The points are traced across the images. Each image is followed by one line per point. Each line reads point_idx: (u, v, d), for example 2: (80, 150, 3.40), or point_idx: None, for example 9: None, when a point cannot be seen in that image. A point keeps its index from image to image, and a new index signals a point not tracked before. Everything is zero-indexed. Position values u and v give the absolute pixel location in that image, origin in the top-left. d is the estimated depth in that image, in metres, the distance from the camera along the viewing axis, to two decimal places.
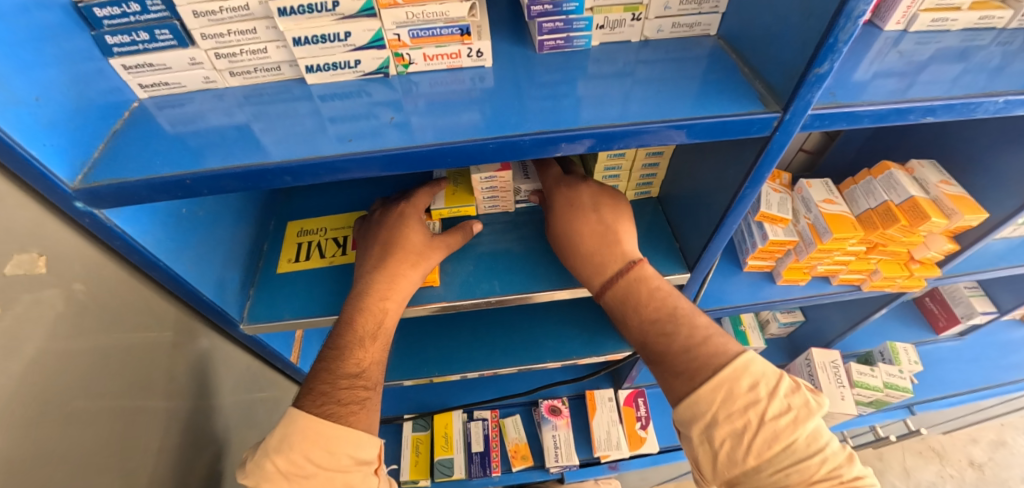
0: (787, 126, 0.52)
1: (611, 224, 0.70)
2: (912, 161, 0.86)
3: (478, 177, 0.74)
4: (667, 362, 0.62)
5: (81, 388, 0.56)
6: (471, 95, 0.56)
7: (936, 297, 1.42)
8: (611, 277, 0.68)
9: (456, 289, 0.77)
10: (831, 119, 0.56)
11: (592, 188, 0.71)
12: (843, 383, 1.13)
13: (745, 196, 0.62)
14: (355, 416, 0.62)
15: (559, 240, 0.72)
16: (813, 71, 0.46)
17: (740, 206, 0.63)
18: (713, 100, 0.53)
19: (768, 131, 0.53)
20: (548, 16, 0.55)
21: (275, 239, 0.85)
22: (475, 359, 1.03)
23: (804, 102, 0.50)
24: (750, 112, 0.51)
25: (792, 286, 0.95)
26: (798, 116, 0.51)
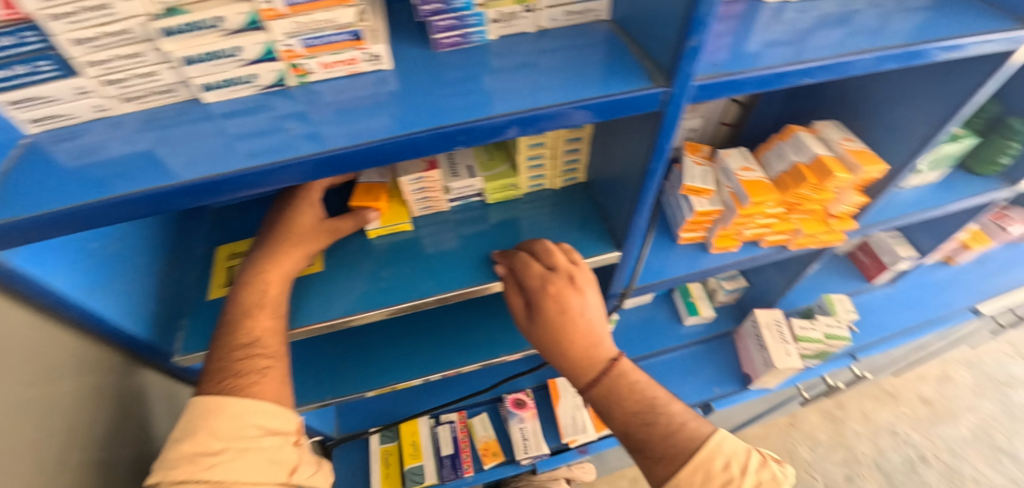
0: (676, 100, 0.55)
1: (591, 322, 0.75)
2: (818, 123, 0.91)
3: (406, 179, 0.76)
4: (648, 448, 0.71)
5: (8, 443, 0.53)
6: (377, 99, 0.57)
7: (866, 249, 1.50)
8: (595, 375, 0.75)
9: (394, 293, 0.76)
10: (716, 88, 0.59)
11: (578, 291, 0.74)
12: (787, 339, 1.21)
13: (653, 171, 0.64)
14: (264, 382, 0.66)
15: (545, 335, 0.75)
16: (686, 44, 0.49)
17: (651, 181, 0.66)
18: (610, 83, 0.55)
19: (658, 107, 0.55)
20: (441, 14, 0.55)
21: (204, 267, 0.83)
22: (431, 362, 1.03)
23: (684, 74, 0.52)
24: (639, 88, 0.54)
25: (726, 254, 0.99)
26: (684, 88, 0.54)
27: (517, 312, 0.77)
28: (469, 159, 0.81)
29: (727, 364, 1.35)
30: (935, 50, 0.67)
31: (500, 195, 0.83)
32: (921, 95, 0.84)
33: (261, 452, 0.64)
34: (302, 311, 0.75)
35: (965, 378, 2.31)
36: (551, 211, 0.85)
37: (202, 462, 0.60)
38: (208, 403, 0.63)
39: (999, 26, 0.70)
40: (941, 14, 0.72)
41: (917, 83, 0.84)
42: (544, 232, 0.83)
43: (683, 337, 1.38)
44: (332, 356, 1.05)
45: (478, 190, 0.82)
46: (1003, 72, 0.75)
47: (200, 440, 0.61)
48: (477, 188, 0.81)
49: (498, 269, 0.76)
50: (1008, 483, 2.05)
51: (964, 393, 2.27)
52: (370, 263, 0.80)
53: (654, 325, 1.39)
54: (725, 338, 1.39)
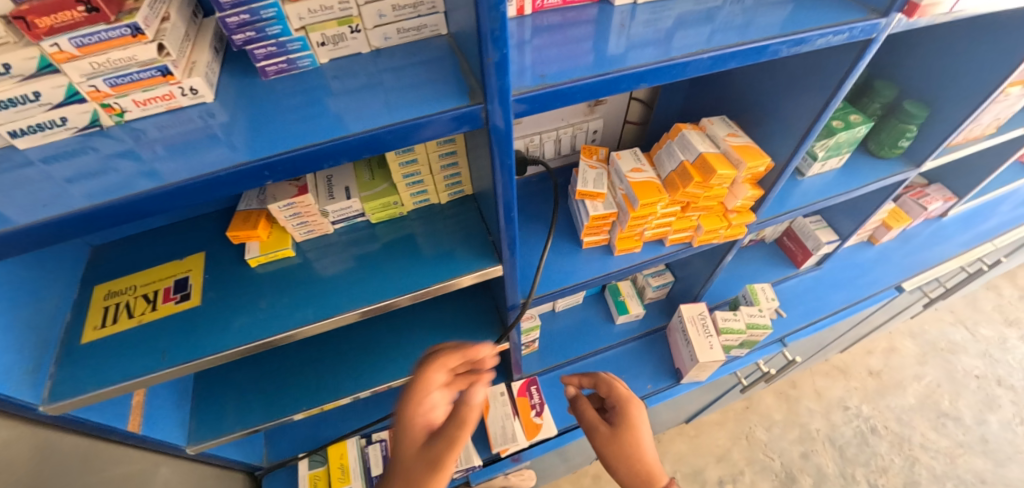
0: (497, 114, 0.54)
1: (647, 452, 0.78)
2: (706, 118, 0.91)
3: (277, 206, 0.74)
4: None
5: None
6: (208, 131, 0.55)
7: (791, 234, 1.56)
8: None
9: (271, 323, 0.73)
10: (541, 101, 0.58)
11: (614, 423, 0.82)
12: (710, 333, 1.23)
13: (505, 187, 0.64)
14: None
15: (616, 449, 0.79)
16: (486, 60, 0.48)
17: (507, 195, 0.65)
18: (431, 102, 0.54)
19: (483, 122, 0.55)
20: (256, 42, 0.53)
21: (79, 309, 0.79)
22: (343, 384, 1.01)
23: (493, 90, 0.52)
24: (455, 107, 0.53)
25: (631, 254, 0.99)
26: (496, 105, 0.53)
27: (596, 424, 0.83)
28: (348, 180, 0.80)
29: (660, 359, 1.36)
30: (779, 46, 0.66)
31: (384, 214, 0.82)
32: (801, 84, 0.84)
33: None
34: (173, 351, 0.72)
35: (909, 348, 2.39)
36: (438, 226, 0.84)
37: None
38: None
39: (853, 15, 0.70)
40: (803, 5, 0.72)
41: (793, 74, 0.85)
42: (426, 247, 0.82)
43: (616, 335, 1.38)
44: (244, 387, 1.03)
45: (360, 211, 0.81)
46: (863, 62, 0.75)
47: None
48: (357, 208, 0.79)
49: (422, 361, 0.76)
50: (953, 446, 2.13)
51: (910, 362, 2.34)
52: (249, 292, 0.77)
53: (587, 325, 1.39)
54: (657, 334, 1.40)
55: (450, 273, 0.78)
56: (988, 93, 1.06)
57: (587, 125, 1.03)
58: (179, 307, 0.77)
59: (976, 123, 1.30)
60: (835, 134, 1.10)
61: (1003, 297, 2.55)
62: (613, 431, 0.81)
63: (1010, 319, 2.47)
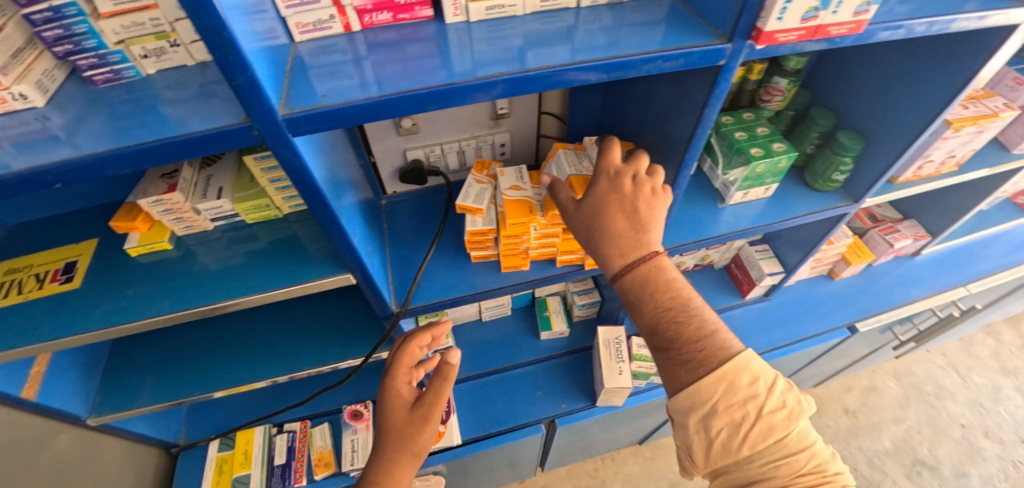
0: (269, 134, 0.57)
1: (649, 215, 0.76)
2: (587, 139, 0.98)
3: (147, 201, 0.78)
4: (640, 314, 0.76)
5: None
6: (47, 133, 0.59)
7: (739, 262, 1.53)
8: (631, 261, 0.75)
9: (130, 311, 0.78)
10: (314, 120, 0.59)
11: (642, 189, 0.77)
12: (621, 358, 1.21)
13: (313, 199, 0.65)
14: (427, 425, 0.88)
15: (609, 200, 0.77)
16: (231, 84, 0.51)
17: (323, 207, 0.67)
18: (211, 117, 0.58)
19: (257, 139, 0.58)
20: (77, 54, 0.60)
21: None
22: (236, 374, 1.05)
23: (252, 112, 0.54)
24: (225, 124, 0.56)
25: (519, 272, 0.99)
26: (263, 123, 0.55)
27: (564, 202, 0.80)
28: (224, 181, 0.84)
29: (580, 378, 1.35)
30: (598, 71, 0.65)
31: (258, 214, 0.87)
32: (677, 111, 0.82)
33: None
34: (44, 327, 0.78)
35: (891, 389, 2.28)
36: (311, 231, 0.88)
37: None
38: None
39: (695, 41, 0.66)
40: (674, 27, 0.70)
41: (668, 99, 0.84)
42: (294, 250, 0.85)
43: (539, 350, 1.38)
44: (150, 364, 1.08)
45: (234, 211, 0.85)
46: (718, 93, 0.72)
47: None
48: (229, 208, 0.84)
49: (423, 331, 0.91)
50: None
51: (889, 404, 2.23)
52: (122, 281, 0.82)
53: (513, 337, 1.40)
54: (583, 352, 1.39)
55: (305, 276, 0.81)
56: (923, 127, 1.01)
57: (492, 137, 1.06)
58: (60, 288, 0.83)
59: (927, 160, 1.23)
60: (752, 163, 1.06)
61: (1001, 345, 2.42)
62: (619, 189, 0.77)
63: (1005, 368, 2.34)
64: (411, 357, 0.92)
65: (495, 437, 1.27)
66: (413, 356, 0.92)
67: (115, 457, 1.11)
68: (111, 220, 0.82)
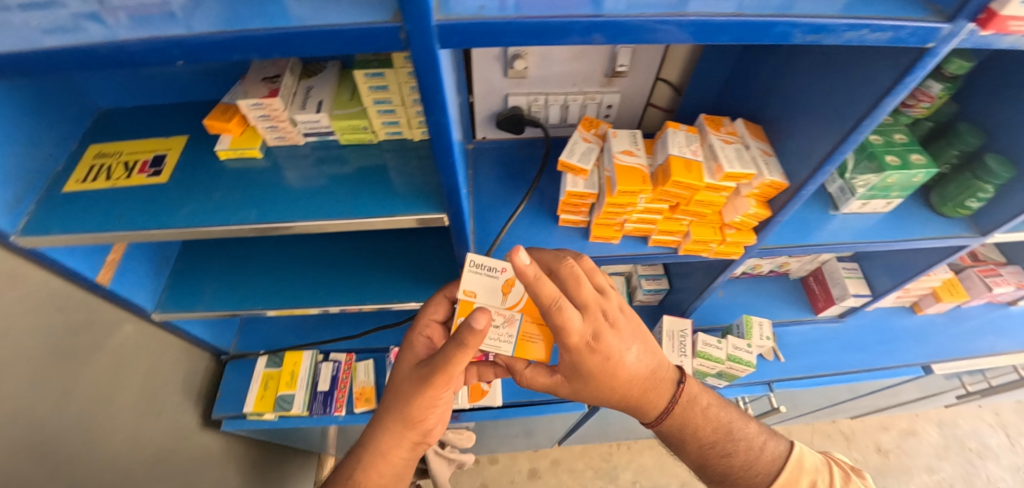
0: (416, 39, 0.49)
1: (627, 364, 0.74)
2: (463, 294, 0.76)
3: (245, 102, 0.74)
4: (683, 454, 0.88)
5: None
6: (164, 9, 0.52)
7: (819, 276, 1.40)
8: (657, 418, 0.83)
9: (215, 215, 0.76)
10: (468, 33, 0.51)
11: (618, 330, 0.71)
12: (685, 352, 1.14)
13: (437, 125, 0.58)
14: (434, 382, 0.74)
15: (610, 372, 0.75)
16: None
17: (445, 138, 0.60)
18: (342, 11, 0.51)
19: (400, 45, 0.51)
20: None
21: (72, 160, 0.85)
22: (298, 296, 1.03)
23: (409, 9, 0.47)
24: (371, 21, 0.49)
25: (608, 245, 0.93)
26: (416, 24, 0.48)
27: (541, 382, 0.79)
28: (324, 96, 0.78)
29: None
30: (789, 28, 0.55)
31: (353, 137, 0.81)
32: (841, 96, 0.71)
33: None
34: (129, 216, 0.76)
35: (931, 437, 2.15)
36: (405, 165, 0.82)
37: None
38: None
39: (904, 14, 0.56)
40: None
41: (829, 82, 0.73)
42: (386, 182, 0.80)
43: None
44: (215, 271, 1.08)
45: (330, 128, 0.80)
46: (909, 80, 0.62)
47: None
48: (326, 124, 0.78)
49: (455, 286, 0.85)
50: None
51: (926, 452, 2.11)
52: (208, 183, 0.79)
53: None
54: None
55: (394, 210, 0.76)
56: None
57: (600, 97, 0.97)
58: (148, 180, 0.81)
59: None
60: (886, 172, 0.94)
61: None
62: (593, 357, 0.71)
63: None
64: (437, 311, 0.86)
65: (535, 407, 1.23)
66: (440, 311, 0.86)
67: (169, 351, 1.14)
68: (208, 117, 0.79)
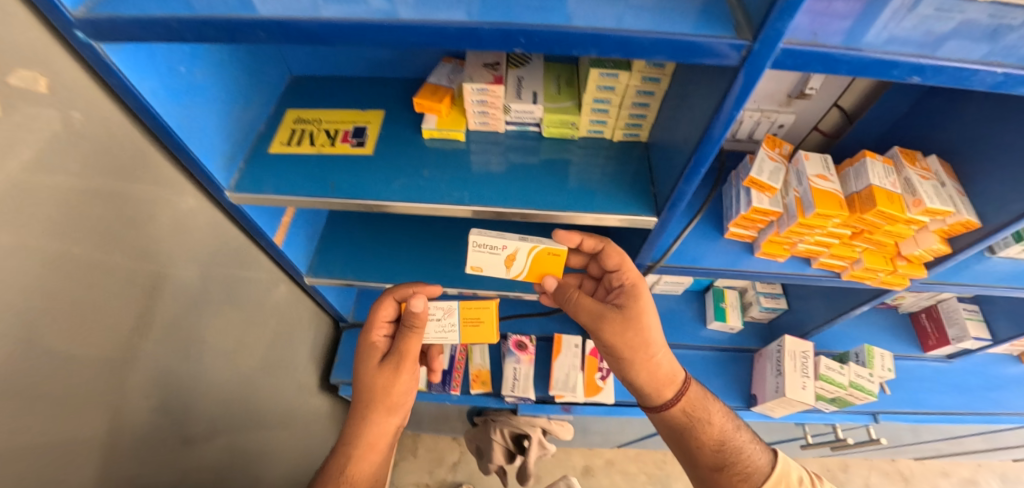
0: (760, 58, 0.50)
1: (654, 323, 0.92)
2: (470, 268, 0.84)
3: (471, 87, 0.76)
4: (686, 435, 0.98)
5: (39, 225, 0.59)
6: None
7: (933, 314, 1.33)
8: (671, 395, 0.97)
9: (426, 192, 0.78)
10: (804, 59, 0.52)
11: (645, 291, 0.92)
12: (807, 373, 1.13)
13: (713, 137, 0.59)
14: (399, 376, 0.84)
15: (633, 339, 0.93)
16: None
17: (709, 149, 0.61)
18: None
19: (736, 62, 0.51)
20: None
21: (271, 122, 0.88)
22: (447, 276, 1.05)
23: (775, 31, 0.47)
24: (722, 35, 0.49)
25: (771, 261, 0.95)
26: (769, 47, 0.49)
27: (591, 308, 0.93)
28: (537, 87, 0.81)
29: (738, 379, 1.29)
30: None
31: (556, 131, 0.83)
32: None
33: None
34: (340, 183, 0.79)
35: None
36: (601, 163, 0.83)
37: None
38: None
39: None
40: None
41: None
42: (586, 179, 0.82)
43: (701, 339, 1.33)
44: (362, 242, 1.11)
45: (537, 119, 0.82)
46: None
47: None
48: (537, 116, 0.81)
49: (406, 286, 0.87)
50: None
51: None
52: (414, 161, 0.82)
53: (677, 318, 1.36)
54: (745, 354, 1.32)
55: (598, 207, 0.77)
56: None
57: (777, 116, 0.99)
58: (351, 150, 0.84)
59: None
60: None
61: None
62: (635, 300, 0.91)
63: None
64: (387, 312, 0.87)
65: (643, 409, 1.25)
66: (388, 311, 0.87)
67: (304, 312, 1.18)
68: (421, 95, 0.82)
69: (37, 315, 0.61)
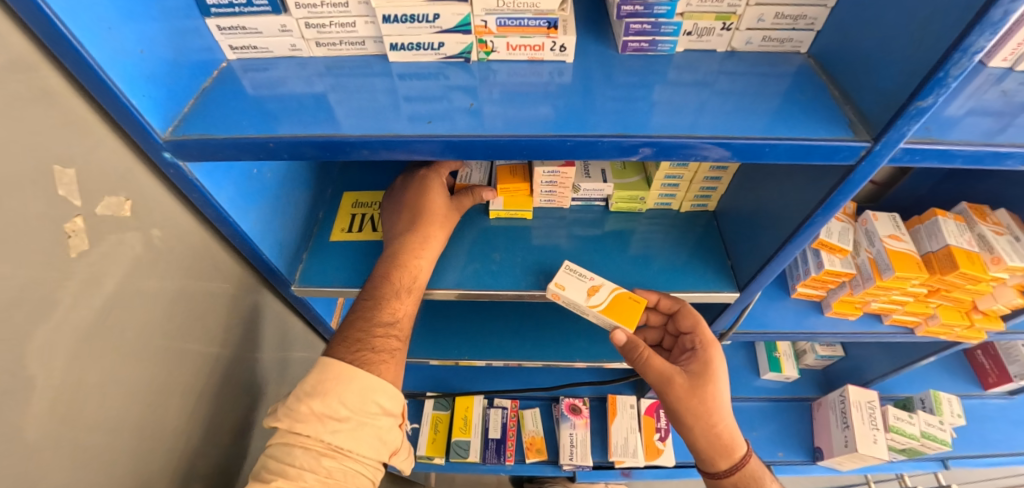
0: (880, 157, 0.50)
1: (721, 393, 0.78)
2: (554, 286, 0.74)
3: (541, 170, 0.75)
4: None
5: (121, 351, 0.56)
6: (548, 89, 0.58)
7: (990, 350, 1.29)
8: (726, 467, 0.79)
9: (503, 279, 0.77)
10: (922, 154, 0.52)
11: (719, 359, 0.79)
12: (878, 426, 1.07)
13: (814, 223, 0.61)
14: (400, 300, 0.71)
15: (697, 409, 0.77)
16: (915, 103, 0.45)
17: (809, 230, 0.61)
18: (791, 122, 0.52)
19: (853, 160, 0.51)
20: (636, 17, 0.56)
21: (330, 207, 0.87)
22: (503, 348, 1.03)
23: (898, 134, 0.48)
24: (838, 138, 0.50)
25: (840, 320, 0.93)
26: (889, 148, 0.49)
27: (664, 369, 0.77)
28: (604, 164, 0.82)
29: (798, 430, 1.26)
30: None
31: (624, 205, 0.83)
32: None
33: (375, 429, 0.64)
34: None
35: None
36: (671, 233, 0.83)
37: (328, 425, 0.61)
38: (339, 367, 0.64)
39: None
40: None
41: None
42: (658, 253, 0.80)
43: (755, 390, 1.30)
44: (413, 318, 1.08)
45: (605, 196, 0.82)
46: None
47: (329, 403, 0.62)
48: (606, 193, 0.81)
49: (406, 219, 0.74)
50: None
51: None
52: (484, 244, 0.81)
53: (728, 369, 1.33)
54: (803, 403, 1.29)
55: (677, 283, 0.77)
56: None
57: None
58: None
59: None
60: None
61: None
62: (707, 369, 0.78)
63: None
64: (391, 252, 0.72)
65: None
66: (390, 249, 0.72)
67: None
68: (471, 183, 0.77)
69: (123, 444, 0.58)
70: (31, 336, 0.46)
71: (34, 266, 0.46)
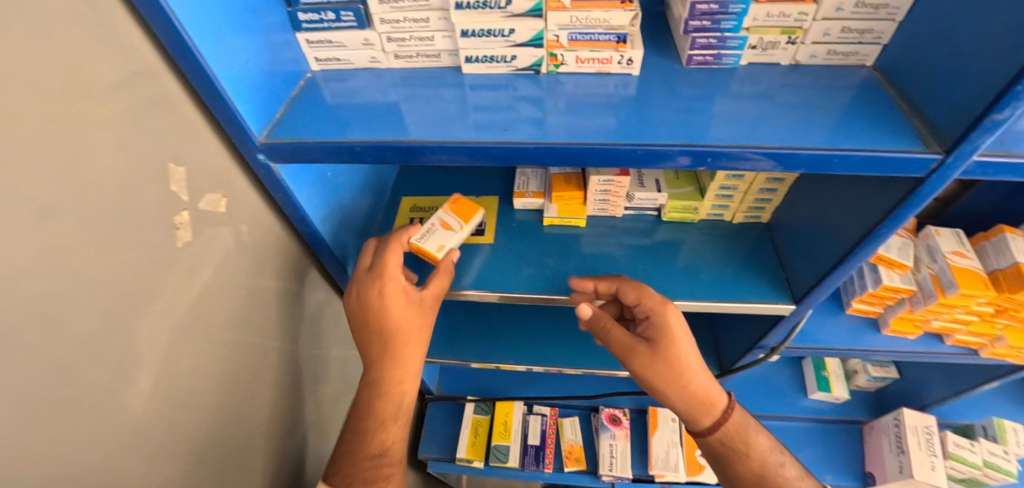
0: (952, 170, 0.50)
1: (685, 352, 0.73)
2: None
3: (597, 179, 0.77)
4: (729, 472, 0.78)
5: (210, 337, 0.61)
6: (611, 99, 0.60)
7: None
8: (709, 424, 0.77)
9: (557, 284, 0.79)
10: (997, 168, 0.51)
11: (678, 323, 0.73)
12: (936, 452, 1.03)
13: (880, 235, 0.60)
14: (388, 427, 0.73)
15: (664, 373, 0.74)
16: (991, 116, 0.45)
17: (873, 243, 0.61)
18: (857, 133, 0.53)
19: (923, 172, 0.52)
20: (704, 31, 0.59)
21: (389, 211, 0.91)
22: (548, 354, 1.05)
23: (972, 147, 0.48)
24: (909, 150, 0.50)
25: (898, 339, 0.90)
26: (962, 161, 0.49)
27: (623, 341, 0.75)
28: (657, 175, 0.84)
29: (847, 453, 1.22)
30: None
31: (676, 215, 0.84)
32: None
33: None
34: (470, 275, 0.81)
35: None
36: (723, 243, 0.83)
37: None
38: None
39: None
40: None
41: None
42: (709, 263, 0.81)
43: (801, 409, 1.26)
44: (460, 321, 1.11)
45: (657, 205, 0.84)
46: None
47: None
48: (659, 203, 0.82)
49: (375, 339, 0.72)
50: None
51: None
52: (538, 250, 0.83)
53: (773, 386, 1.30)
54: (852, 426, 1.25)
55: (730, 294, 0.77)
56: None
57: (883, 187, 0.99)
58: (472, 240, 0.85)
59: None
60: None
61: None
62: (665, 334, 0.72)
63: None
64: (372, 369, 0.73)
65: None
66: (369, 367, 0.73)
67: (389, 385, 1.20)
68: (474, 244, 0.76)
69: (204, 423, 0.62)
70: (142, 318, 0.51)
71: (149, 254, 0.51)
